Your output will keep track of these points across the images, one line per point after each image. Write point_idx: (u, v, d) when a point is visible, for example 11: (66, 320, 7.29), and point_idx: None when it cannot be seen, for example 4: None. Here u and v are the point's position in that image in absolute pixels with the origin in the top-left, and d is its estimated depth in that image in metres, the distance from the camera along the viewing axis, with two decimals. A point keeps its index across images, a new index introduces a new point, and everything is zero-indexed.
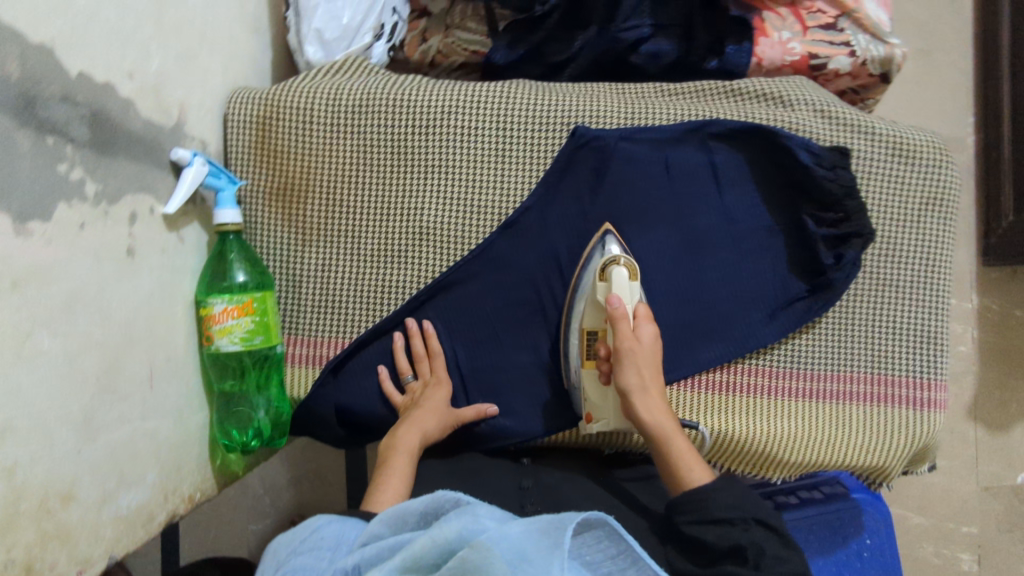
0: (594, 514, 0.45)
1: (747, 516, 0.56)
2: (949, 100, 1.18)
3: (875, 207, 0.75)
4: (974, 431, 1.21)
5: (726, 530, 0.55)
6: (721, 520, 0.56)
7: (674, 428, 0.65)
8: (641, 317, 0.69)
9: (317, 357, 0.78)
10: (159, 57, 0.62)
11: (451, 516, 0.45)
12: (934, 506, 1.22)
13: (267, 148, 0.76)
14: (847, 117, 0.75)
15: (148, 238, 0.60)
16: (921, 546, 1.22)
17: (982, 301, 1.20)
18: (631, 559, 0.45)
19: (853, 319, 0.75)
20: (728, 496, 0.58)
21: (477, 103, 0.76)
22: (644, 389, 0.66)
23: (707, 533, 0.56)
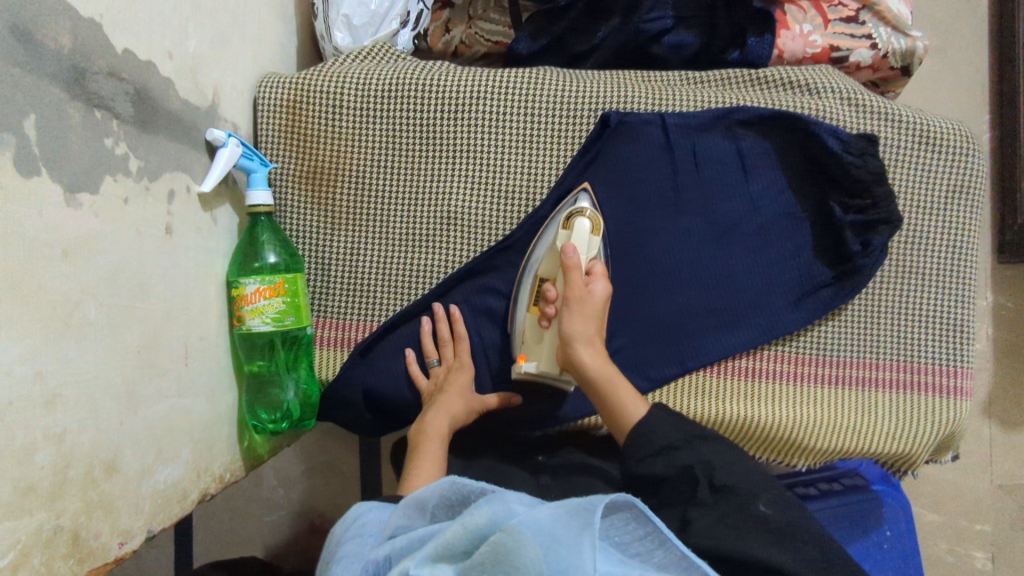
0: (621, 497, 0.44)
1: (686, 436, 0.61)
2: (966, 97, 1.18)
3: (903, 195, 0.76)
4: (988, 429, 1.21)
5: (671, 456, 0.60)
6: (664, 448, 0.60)
7: (616, 373, 0.67)
8: (595, 273, 0.69)
9: (345, 340, 0.79)
10: (196, 38, 0.62)
11: (480, 503, 0.43)
12: (947, 503, 1.22)
13: (297, 132, 0.76)
14: (873, 104, 0.75)
15: (184, 216, 0.61)
16: (933, 542, 1.22)
17: (997, 299, 1.21)
18: (657, 540, 0.45)
19: (879, 306, 0.76)
20: (669, 426, 0.62)
21: (505, 89, 0.76)
22: (591, 331, 0.67)
23: (657, 465, 0.60)
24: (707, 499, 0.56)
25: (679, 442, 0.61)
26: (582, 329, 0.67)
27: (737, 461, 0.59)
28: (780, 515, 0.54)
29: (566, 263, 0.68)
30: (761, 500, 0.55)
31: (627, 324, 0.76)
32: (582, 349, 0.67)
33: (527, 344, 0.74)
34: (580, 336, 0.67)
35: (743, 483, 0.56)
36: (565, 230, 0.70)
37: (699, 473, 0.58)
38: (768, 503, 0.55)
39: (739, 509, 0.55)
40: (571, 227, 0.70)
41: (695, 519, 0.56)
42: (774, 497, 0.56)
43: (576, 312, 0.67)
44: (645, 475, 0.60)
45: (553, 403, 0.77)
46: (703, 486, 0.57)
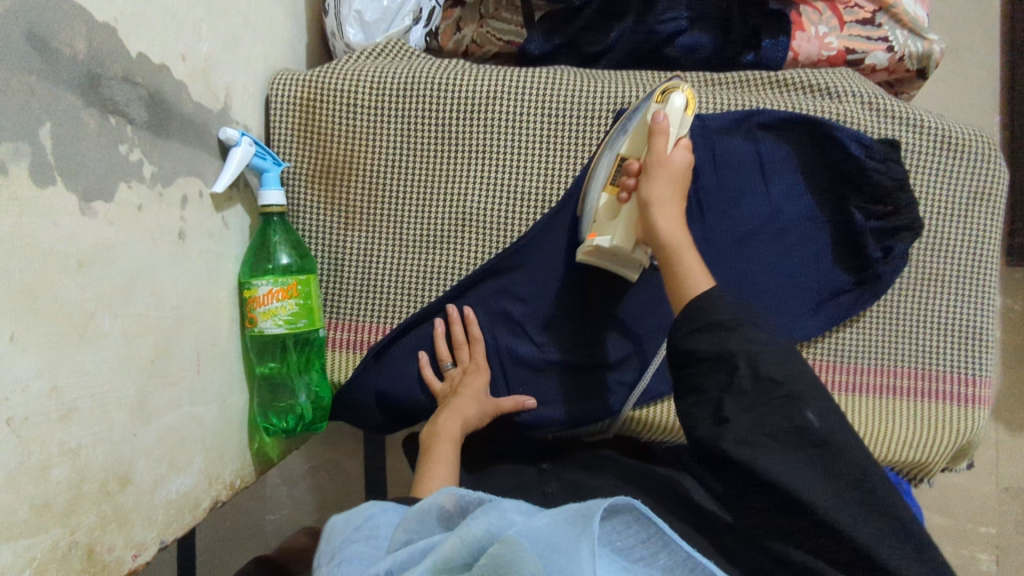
0: (623, 500, 0.41)
1: (739, 318, 0.55)
2: (977, 98, 1.17)
3: (924, 200, 0.74)
4: (995, 433, 1.21)
5: (719, 335, 0.54)
6: (716, 325, 0.55)
7: (688, 243, 0.62)
8: (682, 146, 0.66)
9: (359, 341, 0.78)
10: (208, 40, 0.61)
11: (477, 513, 0.42)
12: (955, 506, 1.22)
13: (311, 131, 0.75)
14: (893, 108, 0.74)
15: (197, 221, 0.60)
16: (941, 545, 1.22)
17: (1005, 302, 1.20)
18: (660, 542, 0.43)
19: (898, 313, 0.75)
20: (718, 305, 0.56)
21: (522, 89, 0.75)
22: (670, 197, 0.64)
23: (702, 341, 0.55)
24: (750, 391, 0.52)
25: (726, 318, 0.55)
26: (661, 192, 0.64)
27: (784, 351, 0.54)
28: (827, 428, 0.51)
29: (654, 129, 0.65)
30: (809, 408, 0.51)
31: (642, 328, 0.75)
32: (657, 209, 0.63)
33: (597, 221, 0.70)
34: (656, 199, 0.64)
35: (797, 386, 0.52)
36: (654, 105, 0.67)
37: (743, 361, 0.53)
38: (816, 413, 0.51)
39: (782, 418, 0.51)
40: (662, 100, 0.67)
41: (733, 412, 0.52)
42: (824, 405, 0.51)
43: (657, 174, 0.64)
44: (690, 352, 0.55)
45: (568, 408, 0.76)
46: (747, 375, 0.52)
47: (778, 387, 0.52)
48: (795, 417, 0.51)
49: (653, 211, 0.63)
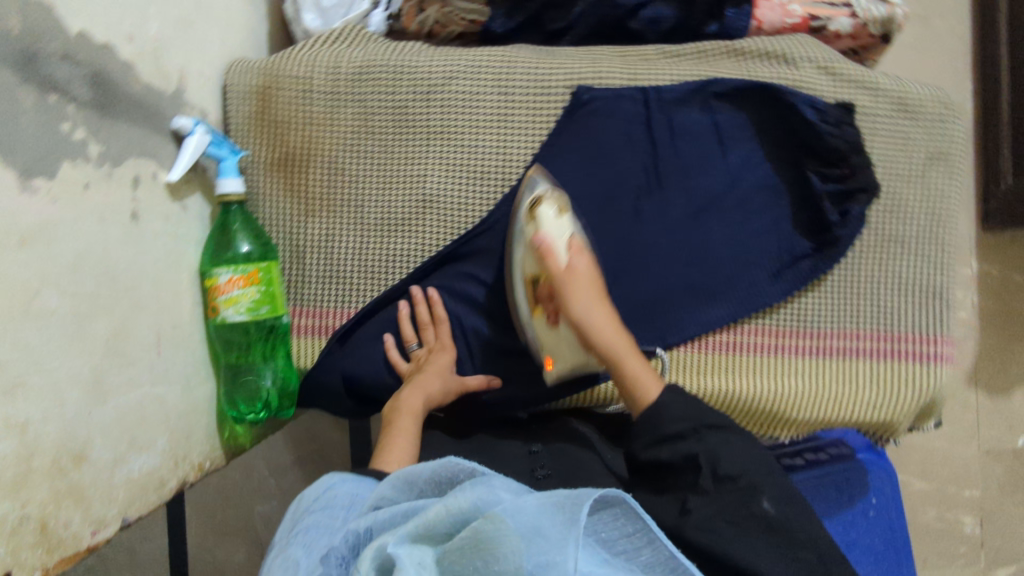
0: (612, 492, 0.44)
1: (695, 425, 0.59)
2: (951, 63, 1.18)
3: (881, 163, 0.75)
4: (974, 396, 1.24)
5: (678, 445, 0.59)
6: (675, 435, 0.59)
7: (629, 346, 0.66)
8: (577, 249, 0.68)
9: (323, 327, 0.77)
10: (158, 21, 0.60)
11: (465, 486, 0.44)
12: (936, 472, 1.26)
13: (268, 117, 0.75)
14: (850, 73, 0.75)
15: (150, 205, 0.60)
16: (924, 510, 1.27)
17: (981, 267, 1.22)
18: (644, 538, 0.45)
19: (859, 276, 0.76)
20: (674, 408, 0.61)
21: (479, 67, 0.75)
22: (587, 299, 0.66)
23: (664, 450, 0.59)
24: (709, 490, 0.56)
25: (685, 428, 0.59)
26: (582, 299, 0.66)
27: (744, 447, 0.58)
28: (782, 514, 0.54)
29: (544, 252, 0.66)
30: (763, 497, 0.54)
31: None
32: (586, 319, 0.66)
33: (548, 346, 0.71)
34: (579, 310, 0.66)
35: (749, 473, 0.55)
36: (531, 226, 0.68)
37: (704, 461, 0.57)
38: (772, 501, 0.54)
39: (740, 504, 0.54)
40: (534, 220, 0.68)
41: (694, 505, 0.55)
42: (780, 496, 0.55)
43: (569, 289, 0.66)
44: (654, 461, 0.60)
45: (536, 386, 0.76)
46: (707, 474, 0.56)
47: (737, 481, 0.55)
48: (753, 505, 0.54)
49: (587, 335, 0.66)
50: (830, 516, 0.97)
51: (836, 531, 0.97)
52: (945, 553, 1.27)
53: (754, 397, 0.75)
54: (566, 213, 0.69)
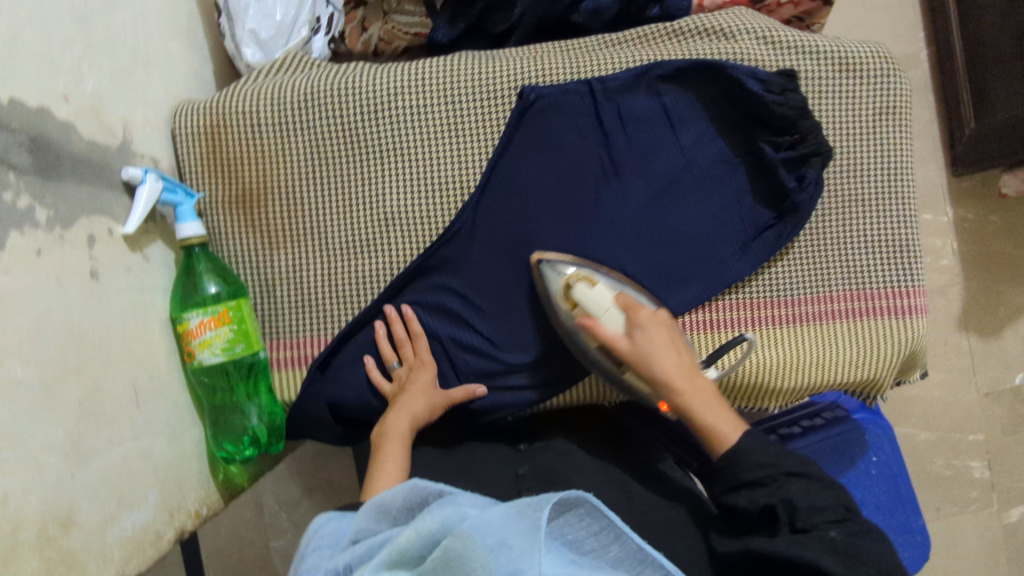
0: (574, 493, 0.44)
1: (774, 472, 0.57)
2: (900, 20, 1.29)
3: (829, 125, 0.76)
4: (967, 341, 1.30)
5: (755, 492, 0.57)
6: (755, 482, 0.57)
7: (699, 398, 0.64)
8: (627, 308, 0.68)
9: (301, 357, 0.77)
10: (93, 76, 0.61)
11: (433, 508, 0.44)
12: (938, 421, 1.30)
13: (219, 158, 0.75)
14: (788, 40, 0.76)
15: (109, 261, 0.60)
16: (932, 460, 1.30)
17: (957, 212, 1.31)
18: (613, 533, 0.45)
19: (825, 240, 0.76)
20: (751, 455, 0.58)
21: (422, 81, 0.76)
22: (652, 356, 0.65)
23: (741, 496, 0.57)
24: (785, 536, 0.55)
25: (765, 476, 0.57)
26: (646, 355, 0.66)
27: (817, 490, 0.56)
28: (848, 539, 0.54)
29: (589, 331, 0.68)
30: (832, 528, 0.54)
31: None
32: (651, 377, 0.65)
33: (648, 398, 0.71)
34: (642, 368, 0.65)
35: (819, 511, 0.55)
36: (576, 305, 0.70)
37: (782, 511, 0.55)
38: (837, 531, 0.54)
39: (811, 538, 0.54)
40: (577, 300, 0.70)
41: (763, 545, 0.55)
42: (848, 526, 0.55)
43: (626, 352, 0.66)
44: (732, 506, 0.58)
45: (520, 389, 0.77)
46: (784, 519, 0.55)
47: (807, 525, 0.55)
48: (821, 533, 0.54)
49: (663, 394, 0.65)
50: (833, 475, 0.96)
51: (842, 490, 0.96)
52: (958, 498, 1.30)
53: (737, 371, 0.75)
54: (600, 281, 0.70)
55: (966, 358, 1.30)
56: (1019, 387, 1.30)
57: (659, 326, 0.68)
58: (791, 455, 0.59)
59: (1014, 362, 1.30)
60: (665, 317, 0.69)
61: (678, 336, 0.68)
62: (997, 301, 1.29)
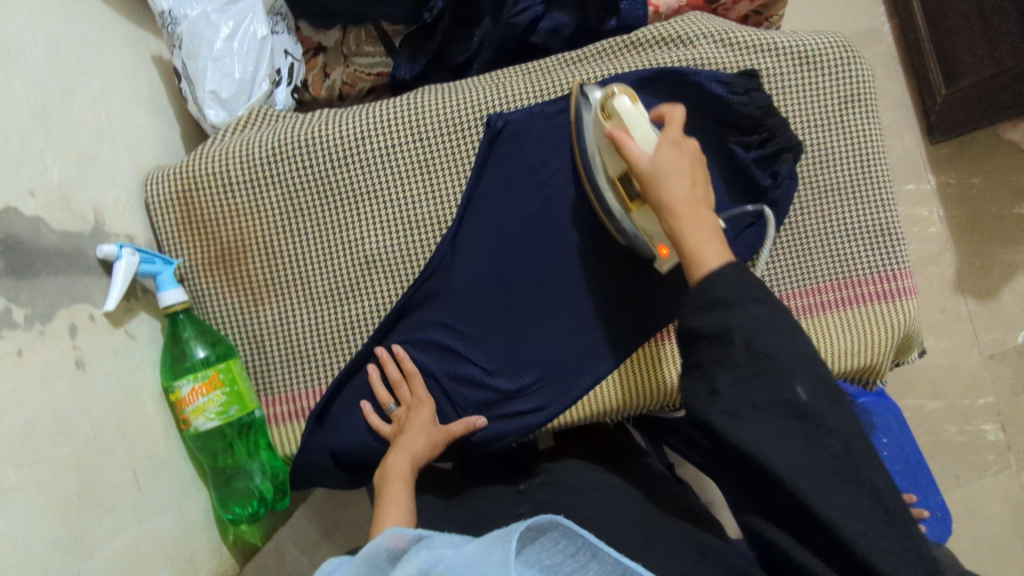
0: (544, 517, 0.45)
1: (742, 295, 0.56)
2: None
3: (796, 119, 0.76)
4: (965, 305, 1.30)
5: (718, 313, 0.56)
6: (718, 304, 0.56)
7: (702, 227, 0.60)
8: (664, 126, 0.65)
9: (297, 411, 0.77)
10: (58, 165, 0.61)
11: (410, 554, 0.46)
12: (946, 388, 1.30)
13: (194, 222, 0.76)
14: (746, 39, 0.76)
15: (94, 345, 0.60)
16: (944, 428, 1.30)
17: (940, 179, 1.31)
18: (590, 551, 0.46)
19: (805, 233, 0.76)
20: (721, 278, 0.57)
21: (387, 122, 0.76)
22: (665, 168, 0.62)
23: (703, 319, 0.57)
24: (743, 379, 0.54)
25: (734, 300, 0.56)
26: (661, 168, 0.63)
27: (787, 331, 0.55)
28: (815, 400, 0.53)
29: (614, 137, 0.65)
30: (799, 382, 0.53)
31: (565, 315, 0.76)
32: (658, 196, 0.62)
33: (655, 236, 0.68)
34: (650, 179, 0.63)
35: (786, 360, 0.53)
36: (610, 118, 0.69)
37: (740, 344, 0.54)
38: (803, 387, 0.53)
39: (770, 391, 0.53)
40: (612, 111, 0.68)
41: (724, 391, 0.54)
42: (813, 379, 0.53)
43: (642, 160, 0.63)
44: (692, 329, 0.57)
45: (519, 415, 0.77)
46: (740, 350, 0.54)
47: (772, 356, 0.53)
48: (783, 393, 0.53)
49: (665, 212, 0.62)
50: None
51: None
52: (975, 463, 1.29)
53: None
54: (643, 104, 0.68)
55: (966, 323, 1.30)
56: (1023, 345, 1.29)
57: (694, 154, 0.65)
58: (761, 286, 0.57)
59: (1016, 319, 1.29)
60: (694, 147, 0.65)
61: (700, 172, 0.64)
62: (991, 261, 1.30)
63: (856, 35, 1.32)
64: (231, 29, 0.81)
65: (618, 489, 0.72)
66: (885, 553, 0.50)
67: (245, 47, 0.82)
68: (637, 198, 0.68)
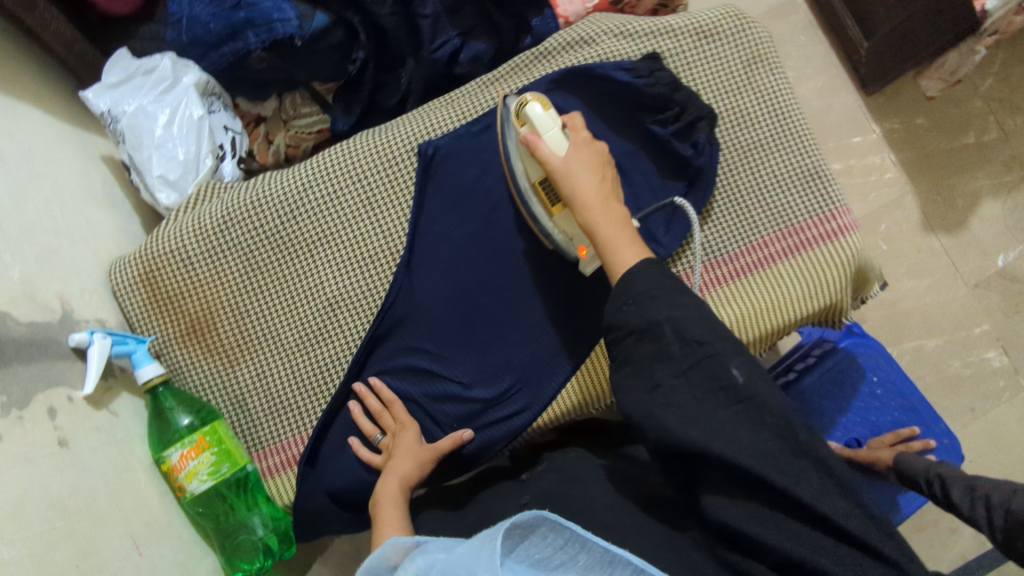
0: (533, 513, 0.46)
1: (663, 288, 0.60)
2: None
3: (706, 90, 0.80)
4: (938, 242, 1.31)
5: (646, 307, 0.59)
6: (645, 300, 0.60)
7: (613, 221, 0.66)
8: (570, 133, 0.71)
9: (288, 460, 0.79)
10: (18, 264, 0.64)
11: (406, 564, 0.47)
12: (941, 325, 1.29)
13: (160, 299, 0.79)
14: (644, 28, 0.81)
15: (75, 425, 0.62)
16: (950, 363, 1.29)
17: (883, 127, 1.34)
18: (577, 543, 0.47)
19: (739, 192, 0.79)
20: (643, 275, 0.61)
21: (325, 170, 0.80)
22: (576, 169, 0.69)
23: (633, 316, 0.60)
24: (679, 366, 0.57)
25: (657, 296, 0.60)
26: (571, 169, 0.69)
27: (709, 318, 0.59)
28: (751, 380, 0.55)
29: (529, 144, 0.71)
30: (733, 364, 0.56)
31: (528, 316, 0.79)
32: (573, 195, 0.68)
33: (575, 237, 0.72)
34: (564, 181, 0.68)
35: (718, 344, 0.56)
36: (524, 125, 0.73)
37: (670, 331, 0.58)
38: (739, 368, 0.55)
39: (708, 377, 0.56)
40: (526, 118, 0.72)
41: (665, 383, 0.57)
42: (745, 360, 0.56)
43: (555, 164, 0.69)
44: (622, 327, 0.61)
45: (503, 421, 0.78)
46: (672, 339, 0.57)
47: (699, 343, 0.57)
48: (721, 376, 0.55)
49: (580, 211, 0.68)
50: (845, 411, 1.00)
51: (856, 421, 1.00)
52: (988, 393, 1.28)
53: None
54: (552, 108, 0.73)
55: (943, 257, 1.31)
56: (1004, 268, 1.30)
57: (600, 157, 0.71)
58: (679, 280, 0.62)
59: (990, 245, 1.31)
60: (601, 147, 0.72)
61: (608, 171, 0.71)
62: (951, 193, 1.32)
63: (768, 11, 1.36)
64: (169, 115, 0.86)
65: (611, 474, 0.73)
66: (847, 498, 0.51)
67: (185, 129, 0.87)
68: (558, 202, 0.72)
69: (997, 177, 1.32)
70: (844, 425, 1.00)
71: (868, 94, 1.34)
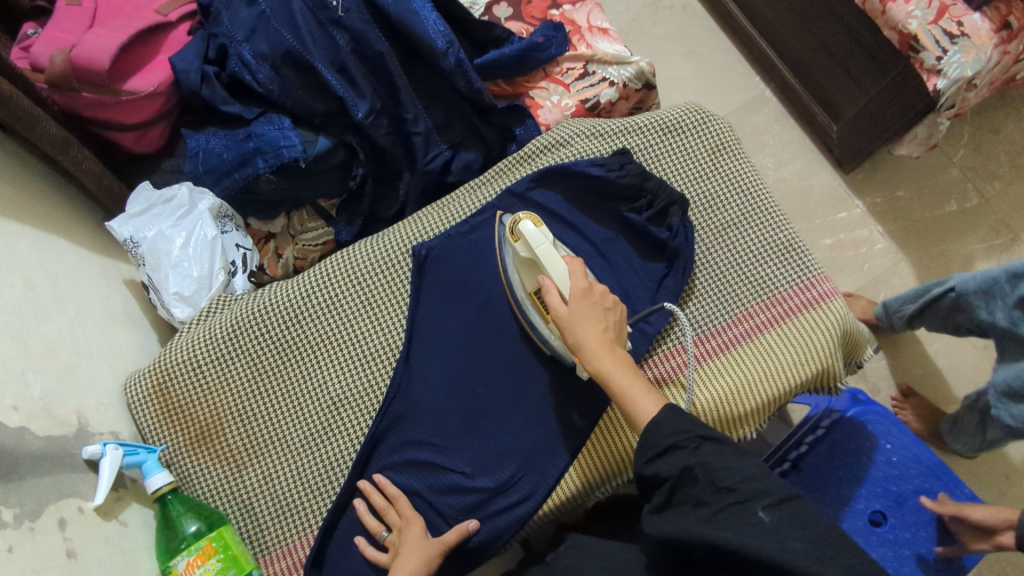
0: None
1: (692, 436, 0.60)
2: (734, 72, 1.46)
3: (677, 177, 0.87)
4: None
5: (676, 457, 0.60)
6: (673, 449, 0.60)
7: (615, 368, 0.68)
8: (593, 320, 0.70)
9: (293, 564, 0.79)
10: (39, 381, 0.68)
11: None
12: (957, 390, 1.27)
13: (172, 407, 0.82)
14: (614, 127, 0.89)
15: (84, 537, 0.64)
16: None
17: (866, 202, 1.38)
18: None
19: (719, 268, 0.83)
20: (671, 424, 0.62)
21: (326, 277, 0.86)
22: (580, 315, 0.70)
23: (663, 466, 0.60)
24: (712, 501, 0.56)
25: (682, 442, 0.60)
26: (576, 316, 0.70)
27: (740, 458, 0.58)
28: (778, 517, 0.54)
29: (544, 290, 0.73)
30: (759, 507, 0.55)
31: (525, 403, 0.81)
32: (576, 341, 0.70)
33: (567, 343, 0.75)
34: (567, 328, 0.70)
35: (747, 482, 0.56)
36: (519, 240, 0.77)
37: (699, 471, 0.58)
38: (766, 508, 0.55)
39: (738, 516, 0.55)
40: (520, 234, 0.77)
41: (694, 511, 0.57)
42: (773, 501, 0.55)
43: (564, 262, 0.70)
44: (657, 475, 0.60)
45: (507, 511, 0.78)
46: (705, 484, 0.57)
47: (734, 490, 0.56)
48: (748, 514, 0.55)
49: (582, 350, 0.69)
50: (864, 481, 0.98)
51: (877, 492, 0.97)
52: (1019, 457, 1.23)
53: (699, 413, 0.77)
54: (543, 224, 0.77)
55: None
56: None
57: (604, 300, 0.72)
58: (705, 424, 0.62)
59: None
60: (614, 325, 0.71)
61: (611, 315, 0.72)
62: (944, 259, 1.34)
63: (741, 105, 1.44)
64: (185, 238, 0.94)
65: (616, 559, 0.72)
66: (849, 569, 0.51)
67: (198, 249, 0.95)
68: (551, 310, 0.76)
69: (987, 241, 1.34)
70: (865, 495, 0.97)
71: (847, 172, 1.39)
